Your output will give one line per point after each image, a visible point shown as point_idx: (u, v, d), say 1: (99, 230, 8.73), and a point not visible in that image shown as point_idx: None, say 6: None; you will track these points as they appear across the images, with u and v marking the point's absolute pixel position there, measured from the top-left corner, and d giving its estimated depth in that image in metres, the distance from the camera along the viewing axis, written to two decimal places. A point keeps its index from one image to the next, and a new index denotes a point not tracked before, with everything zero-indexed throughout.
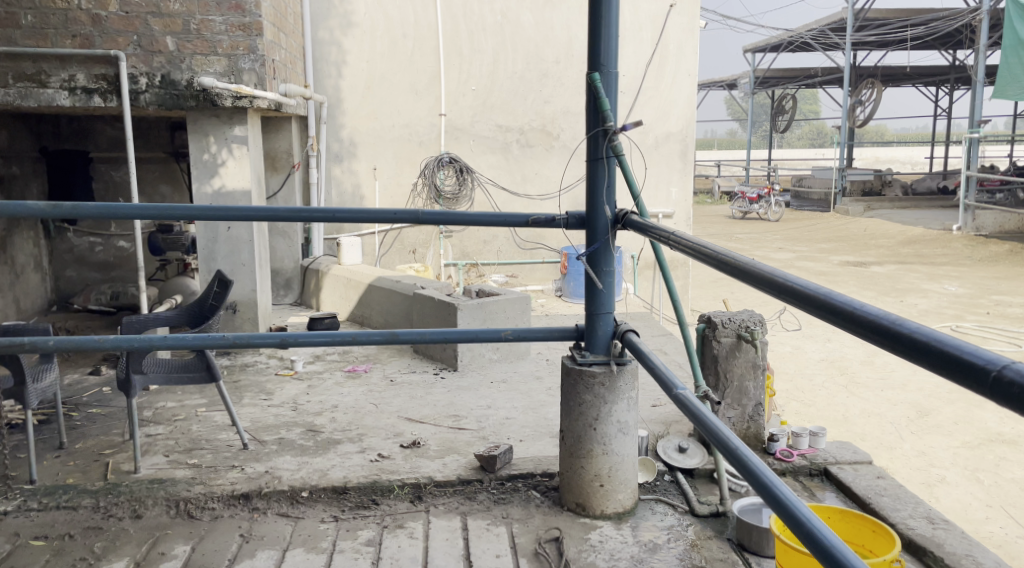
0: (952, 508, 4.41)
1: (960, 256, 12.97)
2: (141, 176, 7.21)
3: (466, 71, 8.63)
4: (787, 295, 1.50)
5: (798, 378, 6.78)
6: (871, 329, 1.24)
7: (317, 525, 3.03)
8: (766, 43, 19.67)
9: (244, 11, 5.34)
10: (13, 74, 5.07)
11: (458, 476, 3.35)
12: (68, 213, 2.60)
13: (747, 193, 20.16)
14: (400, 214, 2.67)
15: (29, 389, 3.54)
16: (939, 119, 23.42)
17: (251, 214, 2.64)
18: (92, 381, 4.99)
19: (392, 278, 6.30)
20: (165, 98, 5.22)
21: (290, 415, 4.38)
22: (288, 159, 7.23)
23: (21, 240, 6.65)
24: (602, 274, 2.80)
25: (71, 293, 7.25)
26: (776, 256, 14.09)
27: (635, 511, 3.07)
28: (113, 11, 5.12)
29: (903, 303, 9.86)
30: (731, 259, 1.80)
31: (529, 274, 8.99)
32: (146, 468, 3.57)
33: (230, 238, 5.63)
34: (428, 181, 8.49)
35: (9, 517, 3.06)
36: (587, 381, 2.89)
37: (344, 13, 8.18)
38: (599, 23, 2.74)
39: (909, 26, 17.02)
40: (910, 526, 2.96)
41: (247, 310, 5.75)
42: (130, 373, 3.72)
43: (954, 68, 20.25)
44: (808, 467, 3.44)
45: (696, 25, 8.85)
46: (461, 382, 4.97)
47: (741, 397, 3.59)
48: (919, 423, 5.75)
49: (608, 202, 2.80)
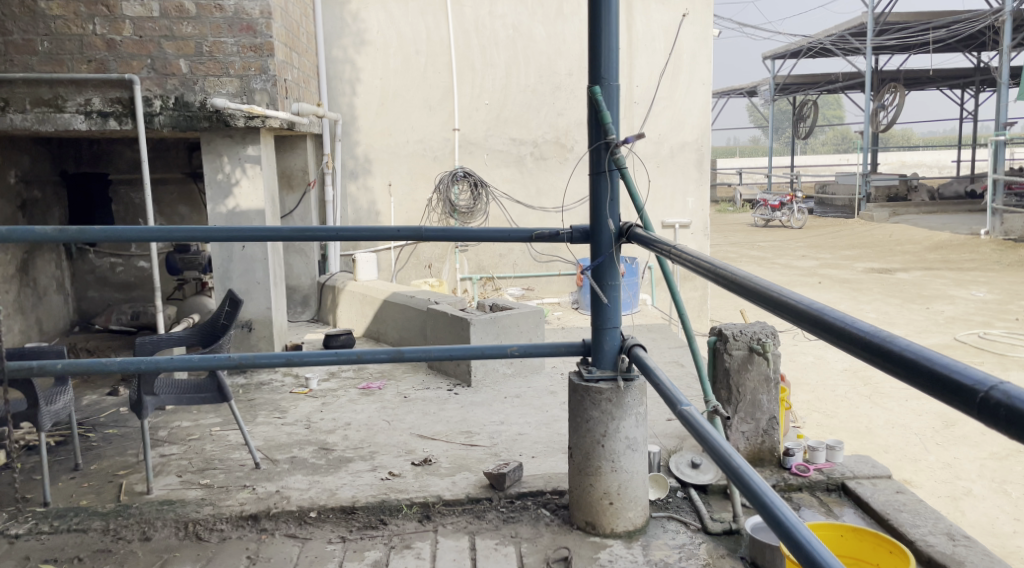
0: (978, 522, 4.28)
1: (989, 261, 12.71)
2: (160, 197, 7.30)
3: (479, 85, 8.65)
4: (782, 310, 1.45)
5: (820, 388, 6.65)
6: (860, 346, 1.19)
7: (324, 546, 3.01)
8: (784, 49, 19.51)
9: (255, 32, 5.38)
10: (30, 100, 5.13)
11: (467, 495, 3.32)
12: (74, 236, 2.59)
13: (769, 201, 20.00)
14: (402, 232, 2.65)
15: (43, 412, 3.57)
16: (965, 122, 23.06)
17: (254, 235, 2.64)
18: (110, 401, 5.02)
19: (406, 293, 6.31)
20: (179, 120, 5.27)
21: (304, 433, 4.37)
22: (303, 177, 7.26)
23: (44, 262, 6.74)
24: (607, 288, 2.76)
25: (93, 313, 7.34)
26: (800, 263, 13.92)
27: (646, 530, 3.01)
28: (127, 36, 5.21)
29: (930, 310, 9.67)
30: (731, 273, 1.75)
31: (546, 286, 8.96)
32: (159, 489, 3.58)
33: (244, 257, 5.66)
34: (442, 197, 8.49)
35: (21, 541, 3.07)
36: (593, 397, 2.85)
37: (356, 31, 8.28)
38: (599, 36, 2.71)
39: (931, 29, 16.78)
40: (929, 543, 2.88)
41: (263, 328, 5.77)
42: (142, 394, 3.73)
43: (978, 70, 19.92)
44: (825, 482, 3.36)
45: (709, 33, 8.80)
46: (474, 398, 4.95)
47: (755, 410, 3.52)
48: (945, 434, 5.62)
49: (611, 214, 2.76)
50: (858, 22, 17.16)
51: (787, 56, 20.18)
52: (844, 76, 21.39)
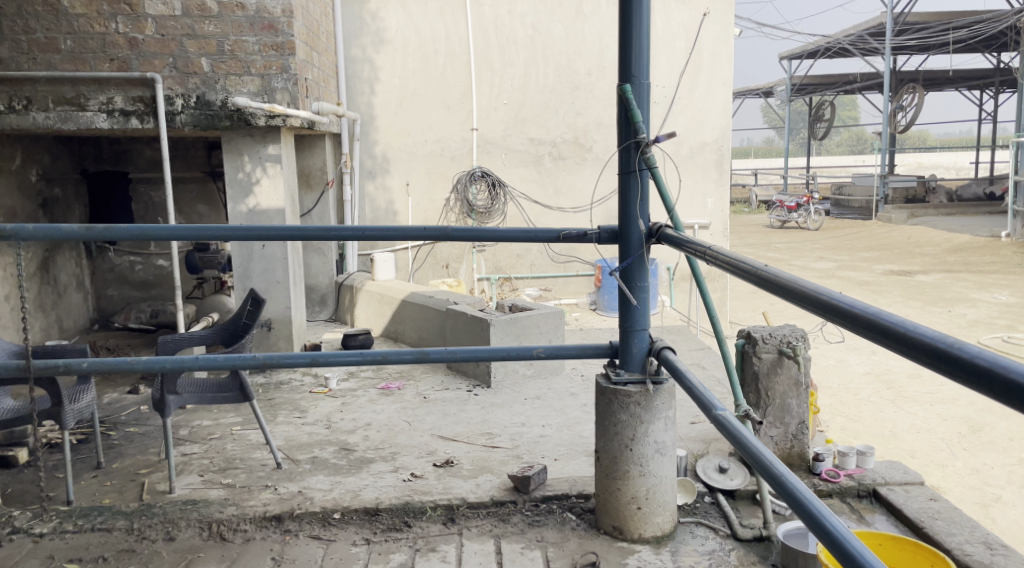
0: (1009, 530, 4.21)
1: (1010, 264, 12.58)
2: (179, 196, 7.32)
3: (498, 86, 8.62)
4: (829, 313, 1.45)
5: (843, 392, 6.58)
6: (926, 352, 1.20)
7: (349, 548, 2.99)
8: (801, 49, 19.39)
9: (277, 31, 5.36)
10: (52, 98, 5.14)
11: (492, 497, 3.30)
12: (102, 234, 2.57)
13: (786, 202, 19.86)
14: (428, 232, 2.60)
15: (66, 410, 3.54)
16: (984, 123, 22.84)
17: (281, 234, 2.61)
18: (130, 400, 5.03)
19: (424, 293, 6.29)
20: (200, 119, 5.27)
21: (324, 433, 4.35)
22: (322, 176, 7.26)
23: (64, 260, 6.77)
24: (636, 290, 2.73)
25: (112, 310, 7.37)
26: (817, 265, 13.83)
27: (675, 536, 2.96)
28: (150, 35, 5.22)
29: (952, 313, 9.57)
30: (766, 272, 1.73)
31: (563, 287, 8.95)
32: (181, 488, 3.56)
33: (264, 257, 5.66)
34: (460, 197, 8.60)
35: (45, 539, 3.06)
36: (621, 400, 2.80)
37: (375, 30, 8.28)
38: (629, 33, 2.67)
39: (952, 29, 16.55)
40: (967, 552, 2.82)
41: (282, 327, 5.76)
42: (165, 393, 3.71)
43: (999, 71, 19.71)
44: (856, 488, 3.30)
45: (731, 33, 8.72)
46: (494, 399, 4.92)
47: (784, 414, 3.48)
48: (972, 439, 5.54)
49: (641, 215, 2.71)
50: (878, 22, 16.99)
51: (805, 56, 20.04)
52: (862, 76, 21.17)
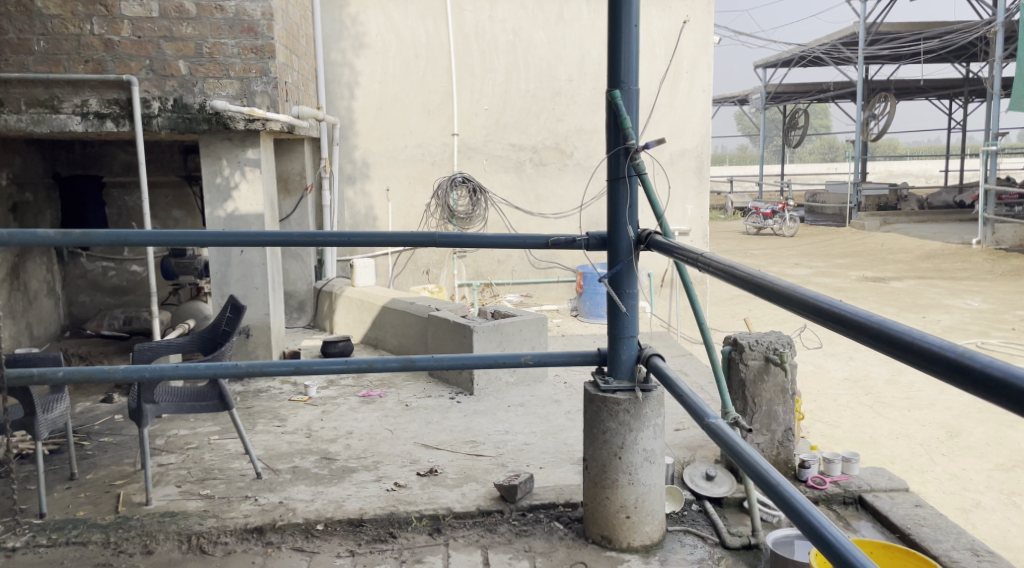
0: (989, 535, 4.25)
1: (981, 270, 12.79)
2: (154, 201, 7.21)
3: (479, 90, 8.60)
4: (833, 320, 1.40)
5: (822, 398, 6.63)
6: (933, 360, 1.17)
7: (332, 560, 2.93)
8: (776, 58, 19.60)
9: (256, 34, 5.31)
10: (25, 100, 5.03)
11: (478, 507, 3.26)
12: (79, 240, 2.52)
13: (761, 208, 20.02)
14: (413, 237, 2.53)
15: (39, 420, 3.45)
16: (953, 131, 23.26)
17: (261, 238, 2.54)
18: (104, 409, 4.92)
19: (406, 299, 6.24)
20: (178, 122, 5.18)
21: (305, 442, 4.28)
22: (301, 181, 7.18)
23: (35, 265, 6.62)
24: (625, 296, 2.70)
25: (84, 318, 7.23)
26: (794, 271, 13.96)
27: (664, 544, 2.94)
28: (126, 36, 5.12)
29: (926, 319, 9.68)
30: (762, 278, 1.70)
31: (544, 293, 9.00)
32: (157, 500, 3.47)
33: (242, 262, 5.58)
34: (441, 202, 8.53)
35: (17, 554, 2.97)
36: (610, 407, 2.78)
37: (356, 34, 8.24)
38: (619, 39, 2.64)
39: (923, 39, 16.79)
40: (954, 559, 2.84)
41: (261, 334, 5.68)
42: (142, 402, 3.62)
43: (967, 80, 20.09)
44: (842, 494, 3.32)
45: (710, 40, 8.77)
46: (477, 407, 4.88)
47: (771, 421, 3.49)
48: (950, 445, 5.58)
49: (630, 221, 2.68)
50: (850, 32, 17.23)
51: (779, 65, 20.25)
52: (835, 85, 21.47)
